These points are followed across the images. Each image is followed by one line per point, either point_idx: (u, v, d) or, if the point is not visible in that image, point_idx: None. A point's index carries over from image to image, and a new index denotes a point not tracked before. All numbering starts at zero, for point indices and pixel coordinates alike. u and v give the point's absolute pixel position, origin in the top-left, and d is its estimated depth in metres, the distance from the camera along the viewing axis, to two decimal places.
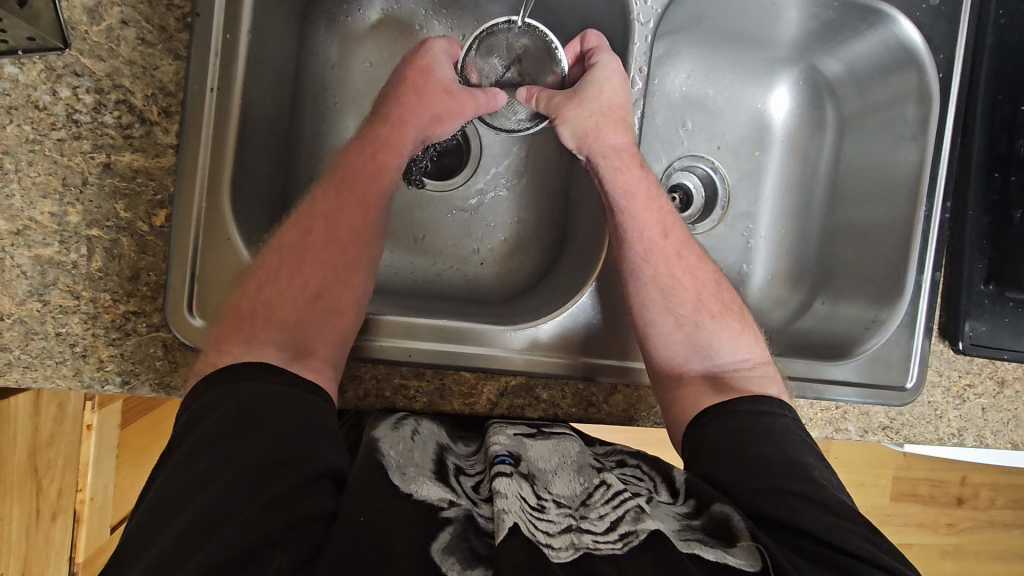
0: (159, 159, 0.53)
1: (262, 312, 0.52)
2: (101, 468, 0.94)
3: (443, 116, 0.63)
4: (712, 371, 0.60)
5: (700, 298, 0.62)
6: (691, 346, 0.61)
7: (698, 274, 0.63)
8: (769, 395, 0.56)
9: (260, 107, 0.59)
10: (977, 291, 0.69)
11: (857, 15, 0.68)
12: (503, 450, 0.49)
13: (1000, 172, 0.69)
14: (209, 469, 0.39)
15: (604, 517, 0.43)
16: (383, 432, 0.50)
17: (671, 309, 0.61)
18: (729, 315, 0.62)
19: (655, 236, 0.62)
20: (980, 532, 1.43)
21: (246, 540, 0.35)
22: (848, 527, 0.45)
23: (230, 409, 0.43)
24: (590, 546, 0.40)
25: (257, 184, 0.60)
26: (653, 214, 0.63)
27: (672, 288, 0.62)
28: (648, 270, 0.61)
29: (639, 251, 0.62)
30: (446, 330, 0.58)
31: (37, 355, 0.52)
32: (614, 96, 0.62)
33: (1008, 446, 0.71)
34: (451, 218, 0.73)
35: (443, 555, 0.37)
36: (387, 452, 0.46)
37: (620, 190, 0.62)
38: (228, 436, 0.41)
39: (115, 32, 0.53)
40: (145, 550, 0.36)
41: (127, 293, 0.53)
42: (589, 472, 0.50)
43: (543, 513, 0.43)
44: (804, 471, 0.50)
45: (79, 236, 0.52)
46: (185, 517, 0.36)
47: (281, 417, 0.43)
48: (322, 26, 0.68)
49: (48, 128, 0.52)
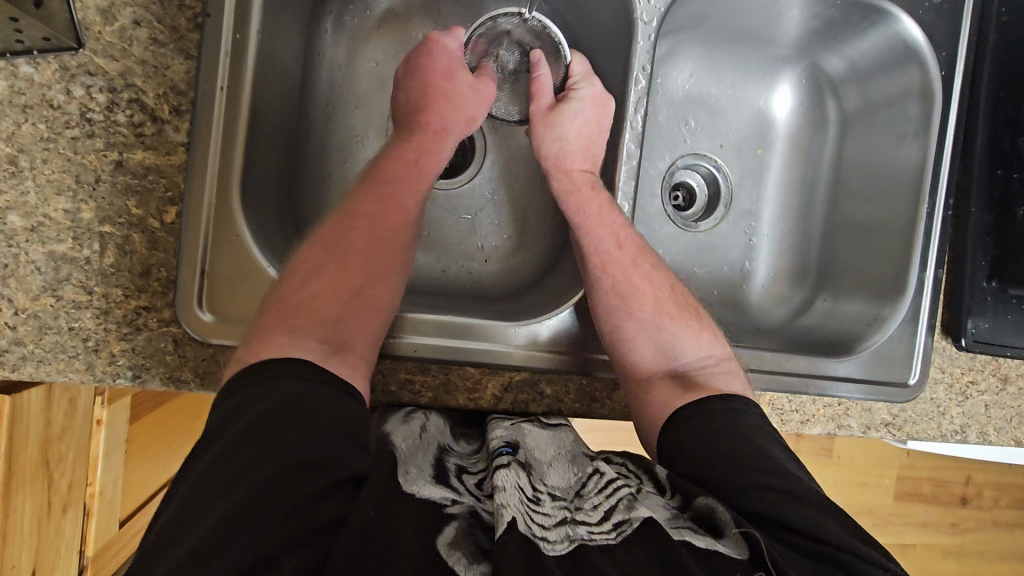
0: (170, 157, 0.54)
1: (307, 305, 0.52)
2: (110, 463, 0.96)
3: (473, 113, 0.67)
4: (677, 370, 0.60)
5: (658, 300, 0.62)
6: (657, 347, 0.61)
7: (654, 280, 0.63)
8: (735, 394, 0.56)
9: (269, 106, 0.60)
10: (980, 289, 0.69)
11: (859, 14, 0.68)
12: (502, 442, 0.51)
13: (1003, 170, 0.69)
14: (230, 475, 0.39)
15: (598, 507, 0.44)
16: (393, 426, 0.52)
17: (631, 314, 0.61)
18: (687, 316, 0.62)
19: (610, 250, 0.62)
20: (985, 532, 1.43)
21: (270, 544, 0.36)
22: (831, 522, 0.45)
23: (260, 406, 0.43)
24: (585, 537, 0.41)
25: (267, 181, 0.61)
26: (604, 227, 0.62)
27: (631, 294, 0.61)
28: (605, 280, 0.62)
29: (594, 264, 0.62)
30: (452, 325, 0.59)
31: (50, 349, 0.53)
32: (582, 128, 0.66)
33: (1012, 444, 0.71)
34: (455, 217, 0.73)
35: (449, 549, 0.38)
36: (398, 444, 0.49)
37: (574, 212, 0.63)
38: (258, 435, 0.41)
39: (128, 33, 0.54)
40: (174, 543, 0.37)
41: (138, 288, 0.54)
42: (583, 461, 0.51)
43: (540, 505, 0.44)
44: (788, 471, 0.50)
45: (92, 233, 0.53)
46: (213, 515, 0.37)
47: (308, 417, 0.43)
48: (330, 26, 0.69)
49: (62, 127, 0.53)
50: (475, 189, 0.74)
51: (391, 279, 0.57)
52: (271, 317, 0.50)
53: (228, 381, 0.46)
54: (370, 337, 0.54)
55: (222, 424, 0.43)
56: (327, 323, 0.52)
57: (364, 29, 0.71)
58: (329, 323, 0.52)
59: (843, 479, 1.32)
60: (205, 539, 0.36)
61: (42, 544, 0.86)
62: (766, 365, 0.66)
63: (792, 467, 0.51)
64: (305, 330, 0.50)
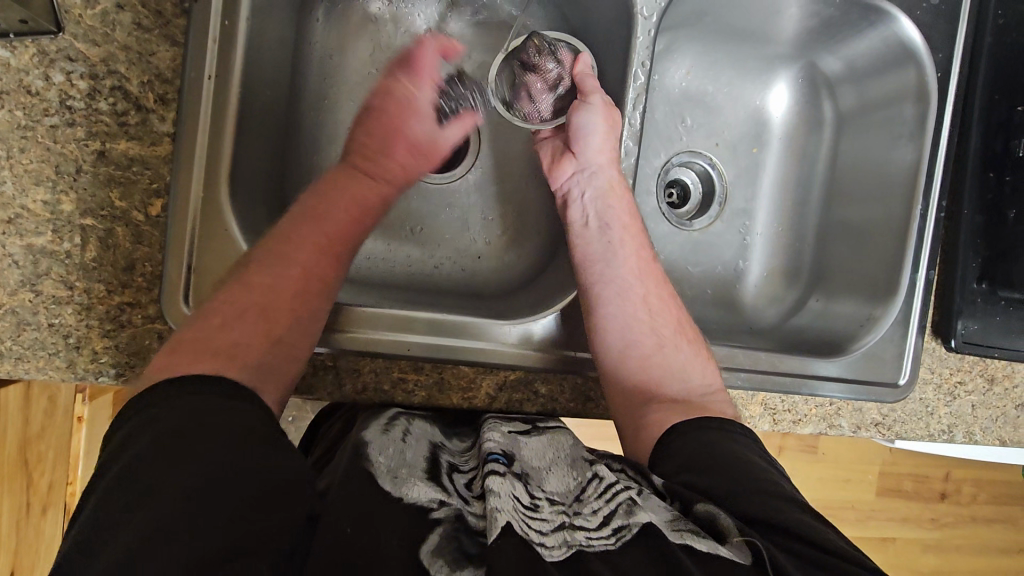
0: (155, 148, 0.52)
1: (228, 346, 0.47)
2: (91, 462, 0.93)
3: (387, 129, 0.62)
4: (680, 395, 0.59)
5: (680, 323, 0.63)
6: (663, 369, 0.60)
7: (678, 298, 0.65)
8: (735, 420, 0.56)
9: (258, 97, 0.58)
10: (970, 291, 0.70)
11: (857, 14, 0.68)
12: (496, 448, 0.50)
13: (995, 173, 0.70)
14: (173, 472, 0.37)
15: (598, 512, 0.44)
16: (373, 435, 0.49)
17: (654, 329, 0.62)
18: (700, 342, 0.63)
19: (647, 257, 0.65)
20: (961, 526, 1.46)
21: (230, 537, 0.34)
22: (829, 535, 0.45)
23: (206, 405, 0.42)
24: (583, 542, 0.41)
25: (256, 173, 0.59)
26: (635, 235, 0.65)
27: (659, 308, 0.63)
28: (641, 288, 0.63)
29: (632, 270, 0.63)
30: (444, 324, 0.58)
31: (29, 347, 0.51)
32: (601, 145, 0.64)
33: (996, 443, 0.72)
34: (448, 211, 0.72)
35: (432, 556, 0.37)
36: (376, 457, 0.45)
37: (613, 218, 0.64)
38: (204, 432, 0.39)
39: (110, 16, 0.52)
40: (119, 537, 0.34)
41: (122, 284, 0.52)
42: (582, 465, 0.50)
43: (537, 512, 0.43)
44: (786, 491, 0.49)
45: (72, 225, 0.51)
46: (160, 506, 0.35)
47: (258, 422, 0.42)
48: (321, 14, 0.67)
49: (41, 114, 0.51)
50: (469, 185, 0.73)
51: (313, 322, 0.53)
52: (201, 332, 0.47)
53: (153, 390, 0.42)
54: (288, 379, 0.50)
55: (164, 414, 0.41)
56: (247, 368, 0.47)
57: (357, 18, 0.69)
58: (248, 365, 0.47)
59: (828, 475, 1.34)
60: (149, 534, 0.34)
61: (19, 545, 0.84)
62: (760, 365, 0.66)
63: (785, 484, 0.51)
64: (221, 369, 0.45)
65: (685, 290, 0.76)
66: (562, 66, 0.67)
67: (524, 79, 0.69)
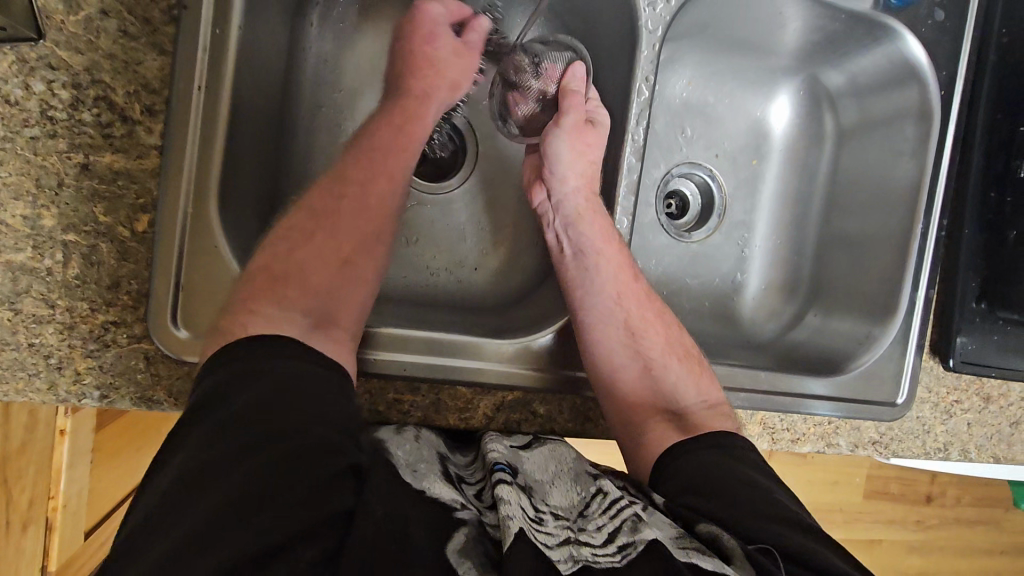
0: (141, 161, 0.50)
1: (296, 275, 0.51)
2: (74, 476, 0.91)
3: (459, 81, 0.63)
4: (676, 411, 0.58)
5: (668, 342, 0.61)
6: (656, 388, 0.59)
7: (666, 317, 0.63)
8: (731, 432, 0.55)
9: (251, 106, 0.56)
10: (969, 309, 0.70)
11: (862, 30, 0.67)
12: (501, 459, 0.49)
13: (996, 192, 0.70)
14: (225, 461, 0.37)
15: (602, 528, 0.42)
16: (387, 434, 0.51)
17: (641, 351, 0.60)
18: (692, 360, 0.61)
19: (628, 279, 0.62)
20: (946, 528, 1.48)
21: (278, 530, 0.34)
22: (830, 558, 0.43)
23: (280, 340, 0.46)
24: (590, 559, 0.39)
25: (248, 186, 0.57)
26: (617, 258, 0.61)
27: (642, 329, 0.61)
28: (622, 311, 0.60)
29: (612, 292, 0.61)
30: (441, 343, 0.57)
31: (9, 367, 0.49)
32: (572, 164, 0.63)
33: (991, 461, 0.72)
34: (445, 223, 0.70)
35: (460, 557, 0.36)
36: (396, 452, 0.48)
37: (593, 238, 0.61)
38: (253, 416, 0.39)
39: (94, 23, 0.49)
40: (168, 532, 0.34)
41: (106, 302, 0.50)
42: (586, 480, 0.49)
43: (542, 525, 0.42)
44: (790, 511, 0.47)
45: (54, 241, 0.49)
46: (219, 487, 0.35)
47: (326, 399, 0.43)
48: (316, 19, 0.64)
49: (20, 125, 0.48)
50: (465, 195, 0.71)
51: (377, 246, 0.56)
52: (261, 282, 0.49)
53: (206, 366, 0.44)
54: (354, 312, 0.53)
55: (242, 355, 0.43)
56: (312, 295, 0.51)
57: (352, 24, 0.66)
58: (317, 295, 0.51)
59: (816, 478, 1.35)
60: (198, 532, 0.33)
61: None
62: (760, 385, 0.65)
63: (791, 505, 0.49)
64: (291, 302, 0.49)
65: (684, 303, 0.75)
66: (545, 80, 0.66)
67: (508, 96, 0.69)
